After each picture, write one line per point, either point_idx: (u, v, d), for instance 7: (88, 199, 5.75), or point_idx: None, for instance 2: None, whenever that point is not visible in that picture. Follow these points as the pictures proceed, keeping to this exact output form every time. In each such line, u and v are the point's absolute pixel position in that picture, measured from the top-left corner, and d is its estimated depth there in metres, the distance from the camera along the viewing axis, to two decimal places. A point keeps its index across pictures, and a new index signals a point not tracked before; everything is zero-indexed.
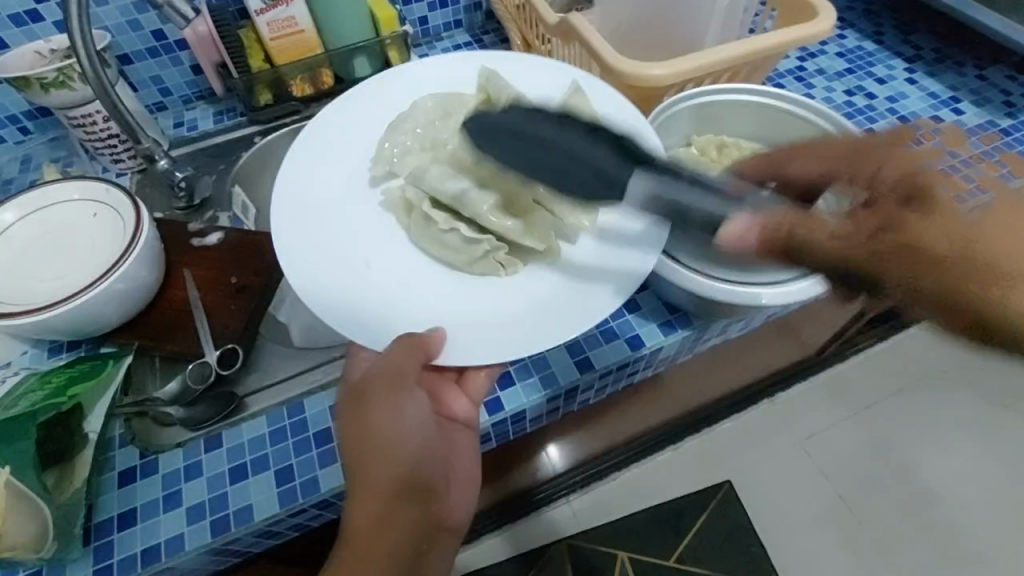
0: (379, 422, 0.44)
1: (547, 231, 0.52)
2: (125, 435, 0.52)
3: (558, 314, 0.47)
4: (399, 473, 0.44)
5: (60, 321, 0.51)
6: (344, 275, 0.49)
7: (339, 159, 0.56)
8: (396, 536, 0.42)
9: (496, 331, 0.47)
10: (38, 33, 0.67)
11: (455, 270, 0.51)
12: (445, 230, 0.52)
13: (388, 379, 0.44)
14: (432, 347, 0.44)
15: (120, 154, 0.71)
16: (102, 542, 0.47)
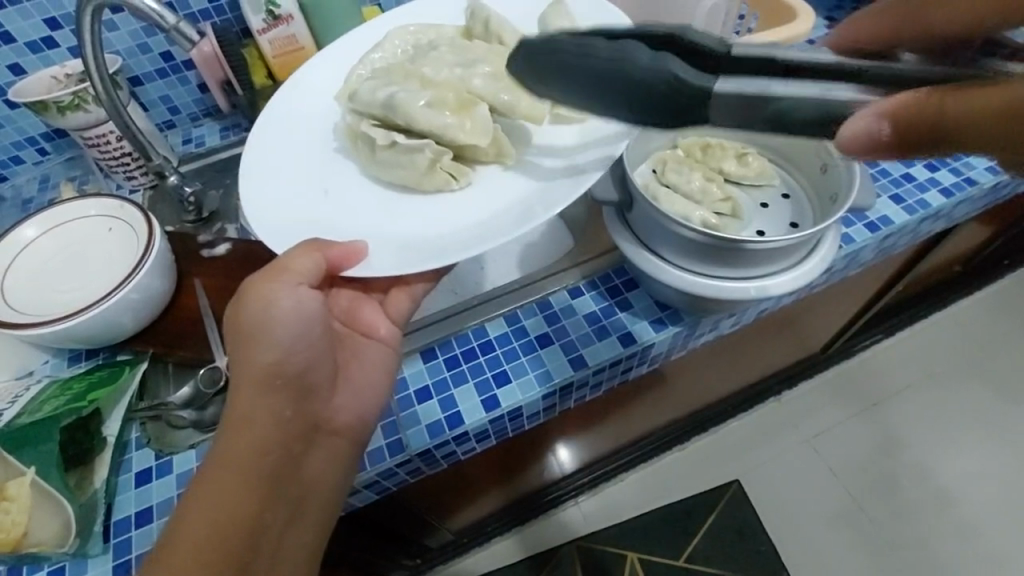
0: (257, 316, 0.44)
1: (488, 125, 0.52)
2: (141, 438, 0.54)
3: (515, 207, 0.49)
4: (274, 370, 0.44)
5: (77, 331, 0.54)
6: (303, 207, 0.51)
7: (307, 117, 0.58)
8: (270, 431, 0.43)
9: (432, 243, 0.48)
10: (54, 59, 0.71)
11: (405, 189, 0.52)
12: (387, 145, 0.52)
13: (274, 274, 0.44)
14: (336, 253, 0.44)
15: (132, 171, 0.75)
16: (120, 539, 0.49)
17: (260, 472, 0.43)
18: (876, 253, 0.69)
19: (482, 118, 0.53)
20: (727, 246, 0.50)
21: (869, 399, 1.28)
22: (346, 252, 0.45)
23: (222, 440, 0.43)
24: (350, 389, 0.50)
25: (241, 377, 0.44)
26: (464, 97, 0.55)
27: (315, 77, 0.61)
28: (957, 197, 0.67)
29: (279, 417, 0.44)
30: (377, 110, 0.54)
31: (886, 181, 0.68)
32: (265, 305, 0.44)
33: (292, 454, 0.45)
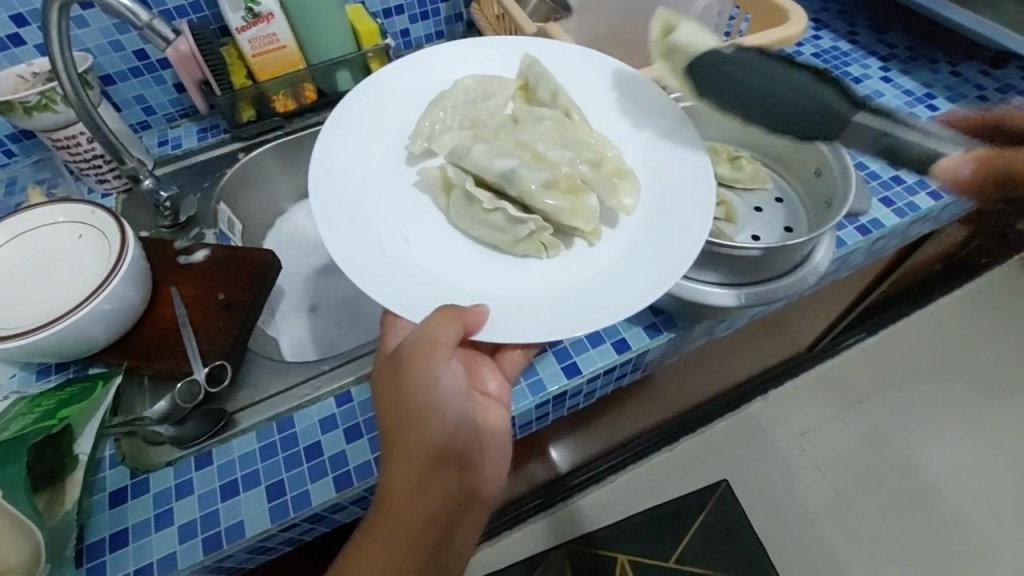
0: (418, 392, 0.42)
1: (593, 211, 0.52)
2: (116, 455, 0.52)
3: (624, 284, 0.48)
4: (440, 446, 0.42)
5: (45, 344, 0.51)
6: (386, 258, 0.48)
7: (364, 162, 0.54)
8: (439, 504, 0.41)
9: (547, 308, 0.47)
10: (21, 57, 0.67)
11: (496, 251, 0.52)
12: (487, 211, 0.53)
13: (427, 349, 0.42)
14: (475, 319, 0.43)
15: (105, 174, 0.71)
16: (94, 563, 0.47)
17: (422, 542, 0.40)
18: (867, 256, 0.68)
19: (589, 204, 0.53)
20: (722, 250, 0.50)
21: (855, 398, 1.29)
22: (476, 319, 0.44)
23: (383, 517, 0.40)
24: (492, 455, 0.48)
25: (396, 451, 0.41)
26: (575, 181, 0.55)
27: (360, 118, 0.56)
28: (946, 199, 0.67)
29: (448, 493, 0.42)
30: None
31: (877, 184, 0.68)
32: (426, 381, 0.42)
33: (451, 526, 0.42)
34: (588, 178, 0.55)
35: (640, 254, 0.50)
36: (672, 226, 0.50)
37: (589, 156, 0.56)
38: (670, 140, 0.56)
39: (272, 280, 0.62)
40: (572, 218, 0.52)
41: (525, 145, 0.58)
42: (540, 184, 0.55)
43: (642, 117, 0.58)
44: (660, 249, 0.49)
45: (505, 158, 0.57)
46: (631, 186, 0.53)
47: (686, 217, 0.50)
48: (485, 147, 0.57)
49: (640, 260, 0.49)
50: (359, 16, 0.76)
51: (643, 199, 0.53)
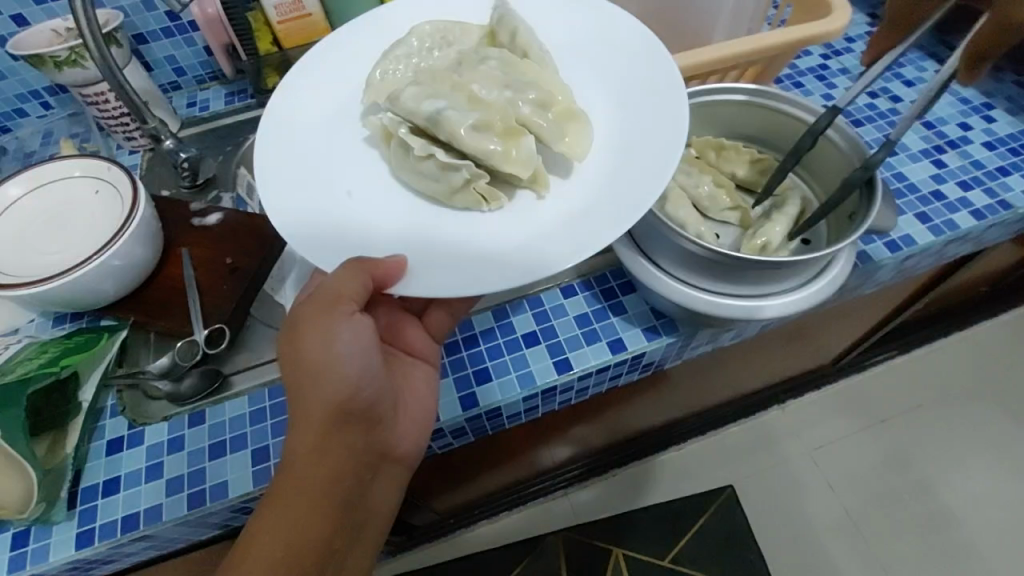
0: (318, 351, 0.44)
1: (533, 156, 0.50)
2: (116, 406, 0.54)
3: (553, 240, 0.47)
4: (342, 403, 0.44)
5: (54, 295, 0.53)
6: (323, 208, 0.49)
7: (316, 116, 0.55)
8: (340, 460, 0.44)
9: (468, 262, 0.46)
10: (58, 11, 0.69)
11: (435, 202, 0.50)
12: (422, 156, 0.51)
13: (329, 305, 0.44)
14: (385, 269, 0.43)
15: (131, 132, 0.73)
16: (85, 507, 0.49)
17: (327, 498, 0.44)
18: (895, 273, 0.64)
19: (525, 149, 0.50)
20: (729, 263, 0.48)
21: (877, 417, 1.24)
22: (389, 269, 0.43)
23: (289, 473, 0.43)
24: (410, 412, 0.50)
25: (301, 410, 0.44)
26: (511, 124, 0.52)
27: (320, 74, 0.57)
28: (990, 220, 0.62)
29: (350, 448, 0.45)
30: (427, 94, 0.53)
31: (914, 198, 0.64)
32: (326, 339, 0.44)
33: (356, 482, 0.45)
34: (527, 118, 0.53)
35: (585, 204, 0.48)
36: (626, 176, 0.48)
37: (535, 95, 0.54)
38: (643, 82, 0.53)
39: (277, 248, 0.62)
40: (506, 162, 0.50)
41: (462, 86, 0.55)
42: (470, 127, 0.53)
43: (613, 62, 0.56)
44: (608, 202, 0.48)
45: (434, 99, 0.54)
46: (581, 128, 0.51)
47: (622, 171, 0.49)
48: (416, 88, 0.53)
49: (581, 212, 0.48)
50: None
51: (595, 144, 0.52)
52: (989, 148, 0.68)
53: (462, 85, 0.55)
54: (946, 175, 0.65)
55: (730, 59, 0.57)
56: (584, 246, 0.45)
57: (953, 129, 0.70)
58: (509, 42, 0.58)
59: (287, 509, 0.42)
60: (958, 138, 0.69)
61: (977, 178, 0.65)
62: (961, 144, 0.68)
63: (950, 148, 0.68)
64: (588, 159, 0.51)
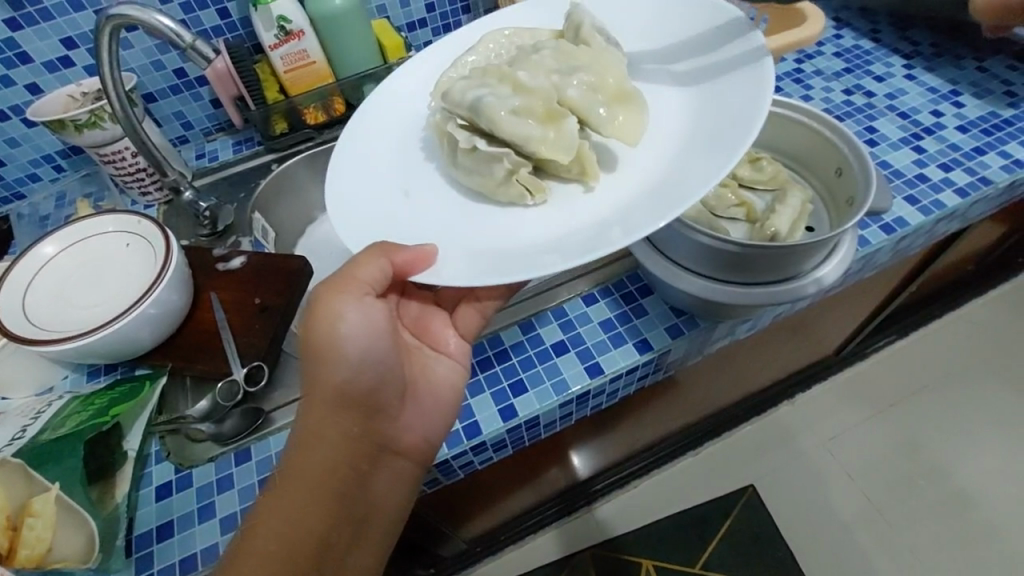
0: (325, 333, 0.45)
1: (573, 140, 0.53)
2: (160, 451, 0.55)
3: (601, 229, 0.47)
4: (344, 387, 0.45)
5: (95, 347, 0.54)
6: (383, 203, 0.54)
7: (385, 127, 0.60)
8: (336, 444, 0.45)
9: (522, 254, 0.47)
10: (70, 78, 0.72)
11: (482, 197, 0.54)
12: (467, 148, 0.54)
13: (338, 289, 0.46)
14: (403, 255, 0.45)
15: (147, 187, 0.76)
16: (142, 553, 0.50)
17: (325, 486, 0.44)
18: (892, 255, 0.68)
19: (568, 131, 0.53)
20: (738, 255, 0.51)
21: (886, 402, 1.26)
22: (414, 256, 0.45)
23: (289, 458, 0.45)
24: (421, 404, 0.51)
25: (307, 394, 0.46)
26: (553, 106, 0.55)
27: (392, 89, 0.63)
28: (973, 196, 0.66)
29: (350, 432, 0.46)
30: (465, 111, 0.56)
31: (901, 182, 0.68)
32: (330, 323, 0.45)
33: (356, 470, 0.46)
34: (575, 102, 0.55)
35: (633, 194, 0.49)
36: (682, 164, 0.48)
37: (587, 79, 0.56)
38: (720, 64, 0.53)
39: (304, 285, 0.64)
40: (546, 153, 0.53)
41: (510, 75, 0.57)
42: (511, 111, 0.55)
43: (675, 45, 0.58)
44: (657, 188, 0.47)
45: (476, 88, 0.56)
46: (633, 115, 0.53)
47: (678, 154, 0.50)
48: (465, 81, 0.57)
49: (629, 204, 0.48)
50: (385, 30, 0.79)
51: (645, 132, 0.53)
52: (962, 130, 0.73)
53: (509, 73, 0.58)
54: (927, 159, 0.70)
55: None
56: (629, 234, 0.43)
57: (926, 117, 0.75)
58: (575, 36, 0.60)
59: (291, 492, 0.43)
60: (932, 124, 0.74)
61: (955, 160, 0.70)
62: (936, 130, 0.73)
63: (926, 134, 0.73)
64: (636, 148, 0.53)
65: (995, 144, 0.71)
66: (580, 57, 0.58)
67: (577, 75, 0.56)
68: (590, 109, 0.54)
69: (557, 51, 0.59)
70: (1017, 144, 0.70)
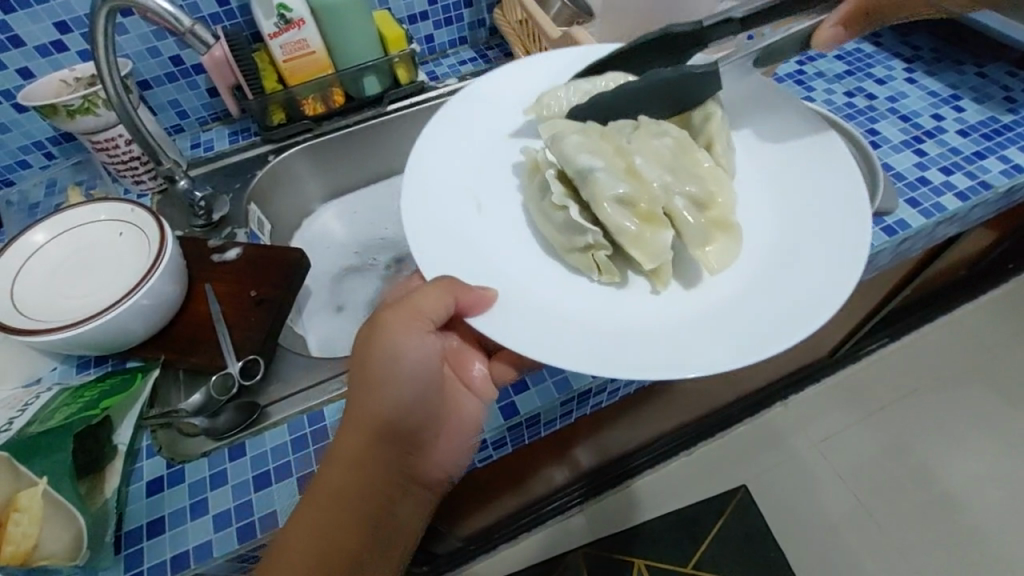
0: (381, 361, 0.43)
1: (663, 252, 0.50)
2: (152, 446, 0.53)
3: (681, 335, 0.44)
4: (391, 418, 0.43)
5: (86, 338, 0.53)
6: (460, 230, 0.51)
7: (475, 148, 0.57)
8: (376, 473, 0.43)
9: (617, 345, 0.44)
10: (63, 63, 0.70)
11: (553, 254, 0.52)
12: (557, 208, 0.53)
13: (402, 317, 0.43)
14: (473, 299, 0.43)
15: (141, 176, 0.74)
16: (131, 550, 0.48)
17: (358, 513, 0.42)
18: (892, 257, 0.68)
19: (661, 240, 0.50)
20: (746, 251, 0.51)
21: (877, 405, 1.27)
22: (476, 298, 0.43)
23: (325, 477, 0.43)
24: (459, 441, 0.48)
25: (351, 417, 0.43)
26: (656, 211, 0.53)
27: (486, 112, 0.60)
28: (973, 200, 0.67)
29: (391, 463, 0.43)
30: (569, 172, 0.54)
31: (902, 184, 0.68)
32: (388, 353, 0.43)
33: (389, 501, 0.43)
34: (678, 214, 0.53)
35: (728, 303, 0.46)
36: (774, 282, 0.47)
37: (693, 191, 0.54)
38: (821, 188, 0.50)
39: (301, 278, 0.63)
40: (633, 246, 0.50)
41: (625, 151, 0.55)
42: (617, 200, 0.53)
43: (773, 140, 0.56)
44: (755, 309, 0.45)
45: (592, 155, 0.54)
46: (727, 242, 0.50)
47: (759, 272, 0.48)
48: (579, 140, 0.54)
49: (721, 314, 0.45)
50: (386, 22, 0.78)
51: (735, 243, 0.50)
52: (962, 135, 0.73)
53: (625, 152, 0.55)
54: (928, 162, 0.70)
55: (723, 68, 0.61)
56: (736, 359, 0.41)
57: (927, 121, 0.75)
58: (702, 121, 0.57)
59: (326, 513, 0.42)
60: (934, 128, 0.74)
61: (956, 163, 0.70)
62: (937, 134, 0.73)
63: (927, 137, 0.73)
64: (728, 273, 0.49)
65: (995, 149, 0.71)
66: (692, 160, 0.55)
67: (688, 183, 0.55)
68: (683, 218, 0.53)
69: (678, 142, 0.56)
70: (1017, 149, 0.71)
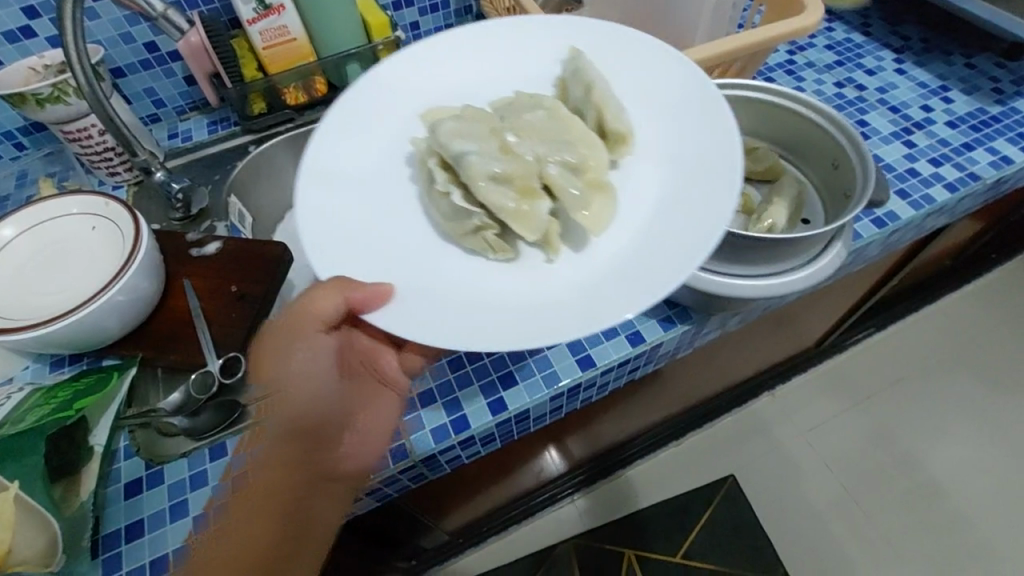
0: (273, 367, 0.46)
1: (544, 220, 0.51)
2: (131, 446, 0.52)
3: (550, 313, 0.45)
4: (291, 418, 0.44)
5: (59, 336, 0.51)
6: (348, 215, 0.50)
7: (365, 128, 0.56)
8: (284, 473, 0.42)
9: (484, 324, 0.45)
10: (32, 49, 0.67)
11: (445, 238, 0.52)
12: (441, 194, 0.53)
13: (290, 324, 0.46)
14: (350, 288, 0.43)
15: (116, 167, 0.72)
16: (109, 554, 0.47)
17: (272, 516, 0.41)
18: (881, 249, 0.68)
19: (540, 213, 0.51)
20: (740, 242, 0.50)
21: (863, 394, 1.28)
22: (372, 294, 0.43)
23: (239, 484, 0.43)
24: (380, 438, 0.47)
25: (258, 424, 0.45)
26: (535, 183, 0.53)
27: (382, 90, 0.58)
28: (962, 191, 0.67)
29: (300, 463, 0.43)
30: (447, 154, 0.53)
31: (892, 176, 0.68)
32: (281, 359, 0.46)
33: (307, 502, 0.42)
34: (554, 179, 0.53)
35: (608, 276, 0.47)
36: (655, 253, 0.48)
37: (569, 158, 0.54)
38: (703, 168, 0.51)
39: (284, 271, 0.61)
40: (516, 222, 0.51)
41: (499, 131, 0.55)
42: (491, 177, 0.53)
43: (673, 118, 0.55)
44: (627, 282, 0.46)
45: (464, 139, 0.53)
46: (606, 202, 0.51)
47: (641, 249, 0.48)
48: (453, 123, 0.54)
49: (603, 289, 0.46)
50: (370, 8, 0.75)
51: (618, 217, 0.51)
52: (951, 126, 0.73)
53: (501, 130, 0.56)
54: (918, 153, 0.70)
55: (714, 57, 0.60)
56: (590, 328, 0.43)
57: (916, 112, 0.75)
58: (584, 95, 0.57)
59: (232, 516, 0.40)
60: (923, 119, 0.74)
61: (945, 155, 0.70)
62: (926, 125, 0.73)
63: (916, 129, 0.73)
64: (608, 236, 0.50)
65: (984, 141, 0.71)
66: (569, 131, 0.56)
67: (563, 153, 0.54)
68: (563, 187, 0.52)
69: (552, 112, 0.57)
70: (1005, 140, 0.71)
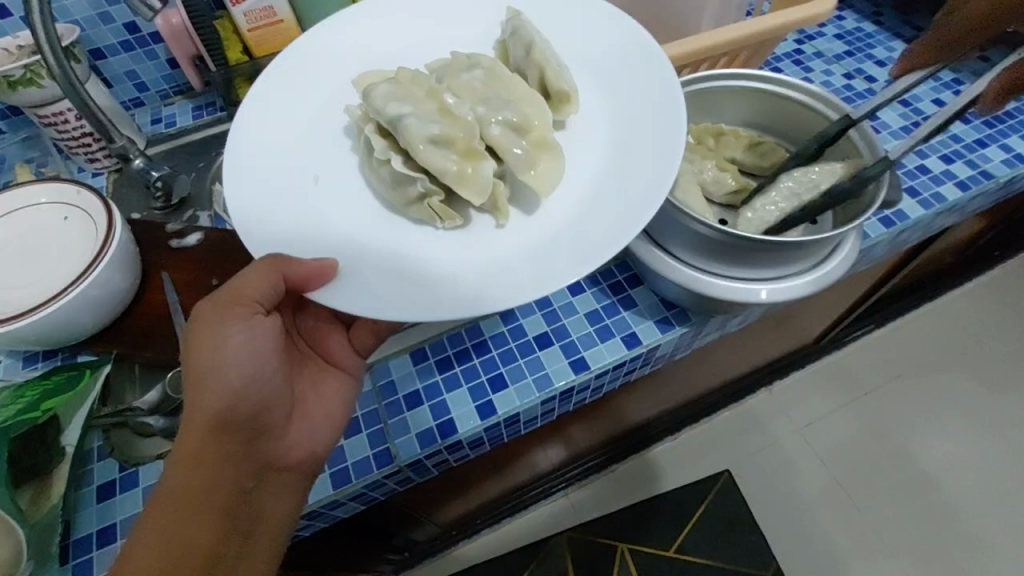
0: (205, 353, 0.41)
1: (487, 184, 0.49)
2: (104, 447, 0.50)
3: (497, 277, 0.44)
4: (224, 408, 0.41)
5: (30, 332, 0.49)
6: (287, 189, 0.47)
7: (301, 93, 0.53)
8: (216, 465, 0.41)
9: (429, 286, 0.43)
10: (7, 29, 0.64)
11: (389, 209, 0.49)
12: (382, 161, 0.50)
13: (224, 304, 0.42)
14: (295, 267, 0.41)
15: (95, 153, 0.69)
16: (80, 560, 0.46)
17: (206, 508, 0.40)
18: (888, 249, 0.65)
19: (483, 178, 0.50)
20: (746, 245, 0.47)
21: (862, 390, 1.26)
22: (310, 271, 0.41)
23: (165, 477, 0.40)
24: (307, 421, 0.48)
25: (185, 414, 0.41)
26: (473, 144, 0.53)
27: (326, 58, 0.55)
28: (973, 190, 0.64)
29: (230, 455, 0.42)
30: (382, 120, 0.51)
31: (901, 172, 0.65)
32: (211, 344, 0.41)
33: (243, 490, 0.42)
34: (496, 140, 0.53)
35: (550, 238, 0.46)
36: (599, 216, 0.46)
37: (508, 117, 0.54)
38: (654, 130, 0.49)
39: None
40: (459, 186, 0.50)
41: (437, 92, 0.54)
42: (430, 140, 0.52)
43: (623, 77, 0.53)
44: (571, 246, 0.45)
45: (400, 102, 0.51)
46: (551, 160, 0.50)
47: (587, 212, 0.47)
48: (387, 87, 0.51)
49: (545, 251, 0.45)
50: None
51: (563, 180, 0.49)
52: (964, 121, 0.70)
53: (437, 92, 0.54)
54: (929, 149, 0.67)
55: (721, 45, 0.57)
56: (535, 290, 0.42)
57: (929, 106, 0.72)
58: (524, 55, 0.55)
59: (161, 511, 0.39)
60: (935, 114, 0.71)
61: (957, 151, 0.67)
62: None
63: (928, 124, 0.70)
64: (555, 196, 0.48)
65: (997, 137, 0.68)
66: (510, 90, 0.55)
67: (504, 111, 0.54)
68: (507, 149, 0.52)
69: (489, 73, 0.56)
70: (1019, 137, 0.68)
